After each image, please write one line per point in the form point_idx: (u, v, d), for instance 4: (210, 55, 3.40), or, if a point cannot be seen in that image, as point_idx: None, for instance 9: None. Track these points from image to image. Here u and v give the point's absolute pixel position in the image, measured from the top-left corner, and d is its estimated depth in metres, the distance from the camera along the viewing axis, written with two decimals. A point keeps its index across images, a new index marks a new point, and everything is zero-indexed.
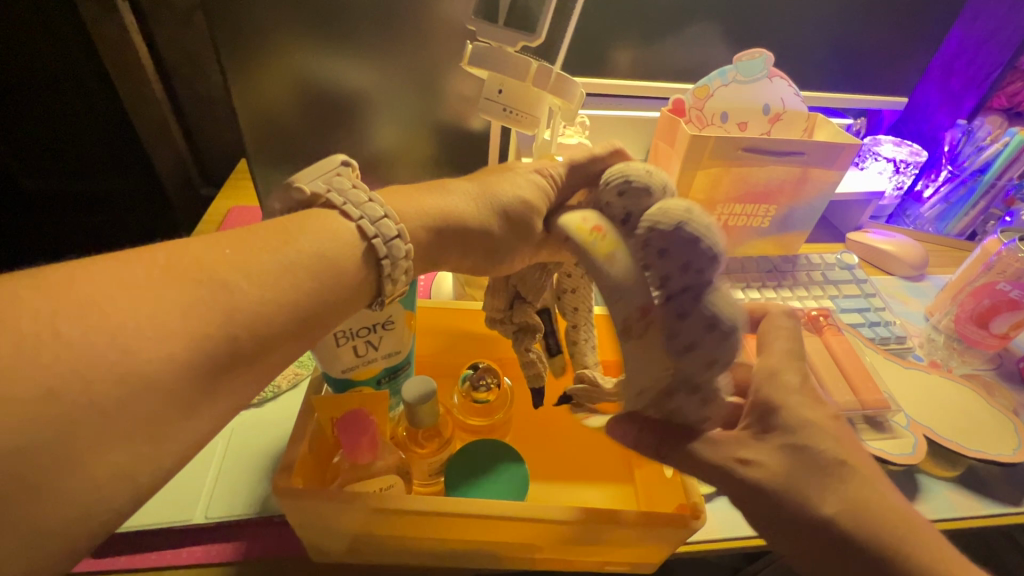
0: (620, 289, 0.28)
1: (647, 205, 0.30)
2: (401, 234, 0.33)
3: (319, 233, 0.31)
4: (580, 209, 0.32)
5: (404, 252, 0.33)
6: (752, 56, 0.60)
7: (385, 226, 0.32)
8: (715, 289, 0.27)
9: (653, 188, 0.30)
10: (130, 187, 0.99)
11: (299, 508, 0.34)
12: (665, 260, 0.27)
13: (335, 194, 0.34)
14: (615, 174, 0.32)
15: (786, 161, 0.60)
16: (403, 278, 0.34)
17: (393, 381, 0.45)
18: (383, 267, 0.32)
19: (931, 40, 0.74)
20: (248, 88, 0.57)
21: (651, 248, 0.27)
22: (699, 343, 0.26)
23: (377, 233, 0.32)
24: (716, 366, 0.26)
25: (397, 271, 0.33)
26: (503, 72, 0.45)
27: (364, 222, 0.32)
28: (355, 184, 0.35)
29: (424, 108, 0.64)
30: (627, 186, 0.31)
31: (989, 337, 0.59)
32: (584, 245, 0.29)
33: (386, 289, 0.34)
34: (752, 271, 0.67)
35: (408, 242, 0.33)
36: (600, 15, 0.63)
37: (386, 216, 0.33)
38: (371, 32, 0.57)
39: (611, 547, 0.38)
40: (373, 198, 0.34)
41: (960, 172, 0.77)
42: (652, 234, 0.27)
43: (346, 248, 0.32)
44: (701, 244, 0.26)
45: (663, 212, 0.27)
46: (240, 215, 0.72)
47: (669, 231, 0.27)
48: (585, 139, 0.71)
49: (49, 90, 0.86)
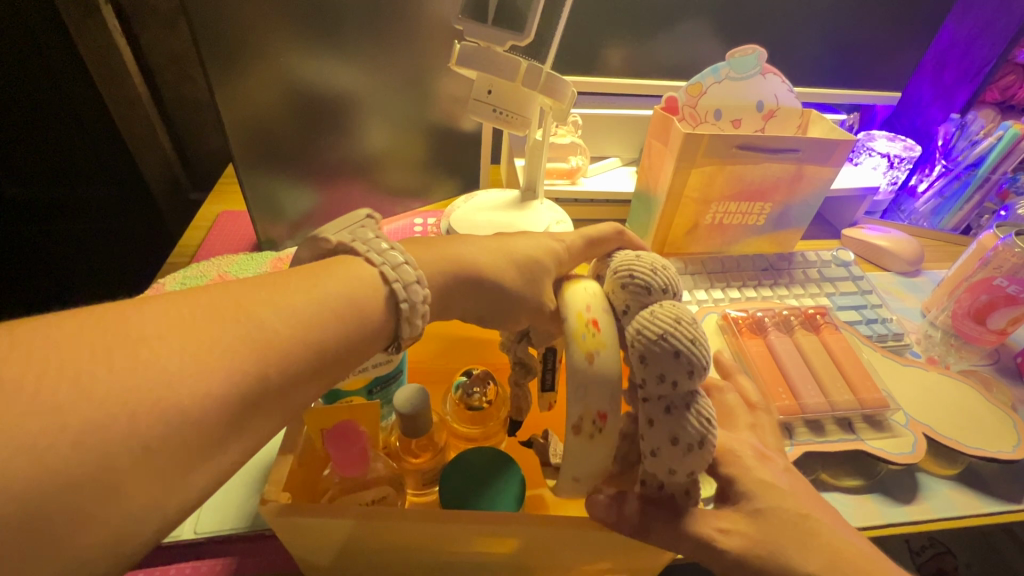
0: (588, 391, 0.29)
1: (646, 304, 0.32)
2: (421, 279, 0.31)
3: (339, 277, 0.30)
4: (582, 294, 0.33)
5: (422, 296, 0.31)
6: (745, 52, 0.59)
7: (405, 271, 0.31)
8: (688, 404, 0.30)
9: (654, 288, 0.32)
10: (115, 193, 0.96)
11: (288, 524, 0.33)
12: (644, 368, 0.30)
13: (358, 243, 0.32)
14: (623, 266, 0.33)
15: (780, 158, 0.59)
16: (421, 321, 0.32)
17: (384, 391, 0.44)
18: (402, 311, 0.30)
19: (924, 33, 0.73)
20: (235, 95, 0.53)
21: (635, 353, 0.30)
22: (662, 448, 0.30)
23: (396, 278, 0.31)
24: (676, 472, 0.30)
25: (414, 315, 0.31)
26: (493, 72, 0.44)
27: (385, 269, 0.31)
28: (377, 233, 0.33)
29: (415, 109, 0.66)
30: (630, 282, 0.32)
31: (986, 333, 0.58)
32: (573, 334, 0.30)
33: (404, 334, 0.31)
34: (748, 269, 0.66)
35: (425, 285, 0.32)
36: (591, 13, 0.62)
37: (406, 262, 0.31)
38: (358, 33, 0.57)
39: (615, 554, 0.37)
40: (394, 245, 0.32)
41: (954, 166, 0.76)
42: (637, 340, 0.30)
43: (367, 294, 0.30)
44: (679, 359, 0.29)
45: (651, 322, 0.30)
46: (230, 222, 0.71)
47: (652, 344, 0.29)
48: (577, 138, 0.71)
49: (31, 95, 0.84)
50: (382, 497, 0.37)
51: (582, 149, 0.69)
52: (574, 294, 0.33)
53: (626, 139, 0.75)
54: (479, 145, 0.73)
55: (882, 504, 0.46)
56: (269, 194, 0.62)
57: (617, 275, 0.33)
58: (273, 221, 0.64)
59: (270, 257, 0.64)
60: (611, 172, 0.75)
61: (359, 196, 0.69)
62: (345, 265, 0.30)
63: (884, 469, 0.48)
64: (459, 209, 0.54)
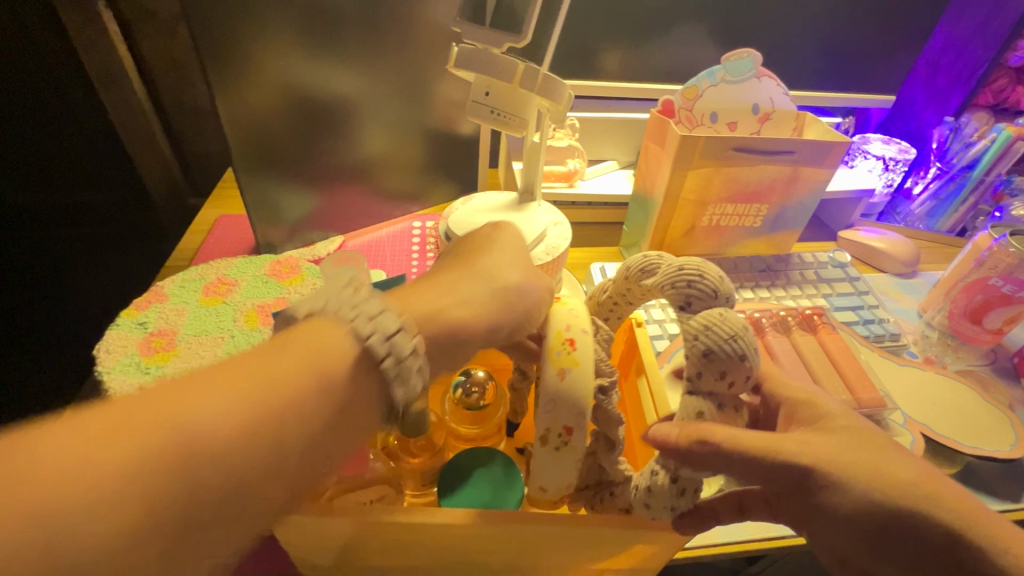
0: (556, 407, 0.32)
1: (709, 306, 0.32)
2: (405, 329, 0.27)
3: (305, 342, 0.25)
4: (565, 312, 0.35)
5: (411, 349, 0.26)
6: (740, 55, 0.59)
7: (384, 321, 0.26)
8: (734, 405, 0.32)
9: (720, 295, 0.32)
10: (110, 198, 0.96)
11: (285, 524, 0.32)
12: (706, 364, 0.30)
13: (331, 304, 0.27)
14: (691, 264, 0.33)
15: (776, 160, 0.60)
16: (418, 378, 0.27)
17: None
18: (386, 370, 0.26)
19: (917, 35, 0.74)
20: (235, 95, 0.53)
21: (698, 349, 0.30)
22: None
23: (372, 331, 0.26)
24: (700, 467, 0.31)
25: (406, 373, 0.26)
26: (490, 73, 0.44)
27: (357, 323, 0.26)
28: (355, 289, 0.28)
29: (413, 112, 0.66)
30: (699, 280, 0.32)
31: (982, 332, 0.58)
32: (549, 351, 0.33)
33: (395, 397, 0.26)
34: (746, 271, 0.66)
35: (414, 333, 0.27)
36: (588, 18, 0.63)
37: (384, 311, 0.27)
38: (354, 38, 0.57)
39: (605, 557, 0.38)
40: (378, 304, 0.27)
41: (949, 169, 0.77)
42: (704, 336, 0.30)
43: (336, 356, 0.25)
44: (743, 363, 0.29)
45: (722, 323, 0.30)
46: (227, 226, 0.71)
47: (724, 342, 0.29)
48: (574, 141, 0.71)
49: None
50: (381, 498, 0.37)
51: (579, 151, 0.70)
52: (559, 311, 0.35)
53: (623, 143, 0.76)
54: (477, 149, 0.74)
55: None
56: (268, 197, 0.62)
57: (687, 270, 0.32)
58: (271, 224, 0.65)
59: (268, 259, 0.64)
60: (608, 175, 0.75)
61: (357, 199, 0.69)
62: (315, 331, 0.26)
63: None
64: (457, 211, 0.54)
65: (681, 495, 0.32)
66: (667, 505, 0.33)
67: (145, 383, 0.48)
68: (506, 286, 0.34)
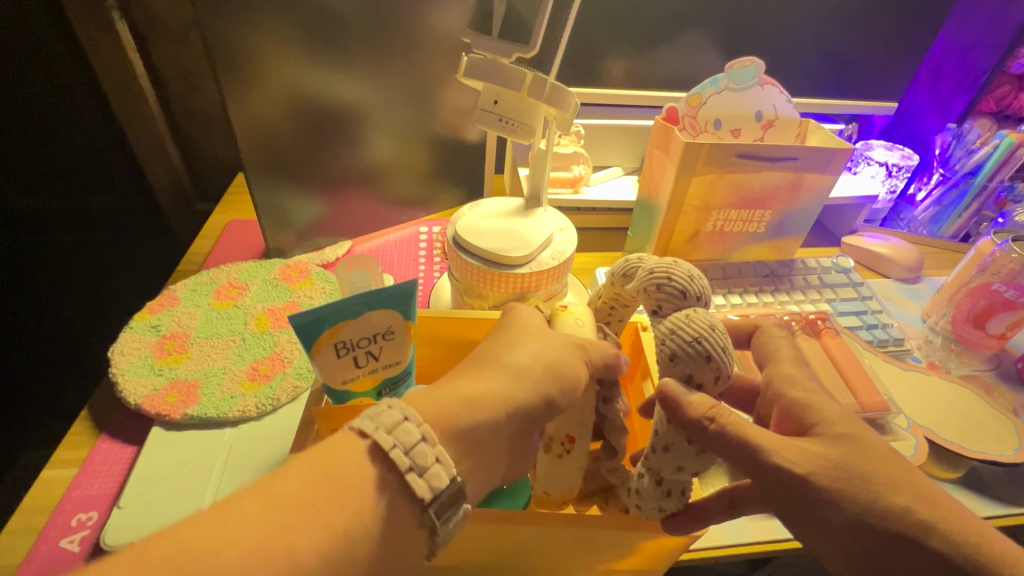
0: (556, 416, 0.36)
1: (679, 307, 0.33)
2: (408, 416, 0.28)
3: (321, 453, 0.27)
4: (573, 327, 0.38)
5: (418, 438, 0.28)
6: (744, 64, 0.60)
7: (386, 415, 0.28)
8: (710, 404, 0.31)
9: (689, 295, 0.33)
10: (123, 202, 0.98)
11: None
12: (674, 367, 0.30)
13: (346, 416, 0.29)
14: (661, 267, 0.34)
15: (780, 167, 0.60)
16: (437, 466, 0.28)
17: (393, 393, 0.42)
18: (398, 460, 0.27)
19: (920, 43, 0.75)
20: (245, 104, 0.55)
21: (665, 352, 0.31)
22: (677, 444, 0.31)
23: (377, 426, 0.28)
24: (684, 469, 0.32)
25: (422, 461, 0.27)
26: (499, 82, 0.45)
27: (362, 422, 0.28)
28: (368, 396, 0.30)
29: (422, 120, 0.67)
30: (667, 283, 0.33)
31: (986, 337, 0.59)
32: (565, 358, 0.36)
33: (416, 491, 0.27)
34: (750, 275, 0.67)
35: (420, 422, 0.28)
36: (595, 27, 0.64)
37: (387, 405, 0.29)
38: (364, 48, 0.58)
39: (610, 559, 0.39)
40: (385, 402, 0.29)
41: (952, 175, 0.78)
42: (671, 338, 0.30)
43: (351, 459, 0.27)
44: (710, 364, 0.30)
45: (687, 324, 0.30)
46: (239, 230, 0.72)
47: (687, 344, 0.30)
48: (580, 148, 0.72)
49: (40, 106, 0.85)
50: None
51: (585, 158, 0.70)
52: (566, 320, 0.39)
53: (628, 149, 0.77)
54: (484, 155, 0.75)
55: None
56: (278, 203, 0.63)
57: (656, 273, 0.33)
58: (281, 228, 0.66)
59: (278, 263, 0.65)
60: (614, 181, 0.76)
61: (365, 204, 0.71)
62: (329, 443, 0.28)
63: None
64: (463, 217, 0.54)
65: (667, 495, 0.33)
66: (655, 505, 0.34)
67: (158, 385, 0.49)
68: (524, 378, 0.33)
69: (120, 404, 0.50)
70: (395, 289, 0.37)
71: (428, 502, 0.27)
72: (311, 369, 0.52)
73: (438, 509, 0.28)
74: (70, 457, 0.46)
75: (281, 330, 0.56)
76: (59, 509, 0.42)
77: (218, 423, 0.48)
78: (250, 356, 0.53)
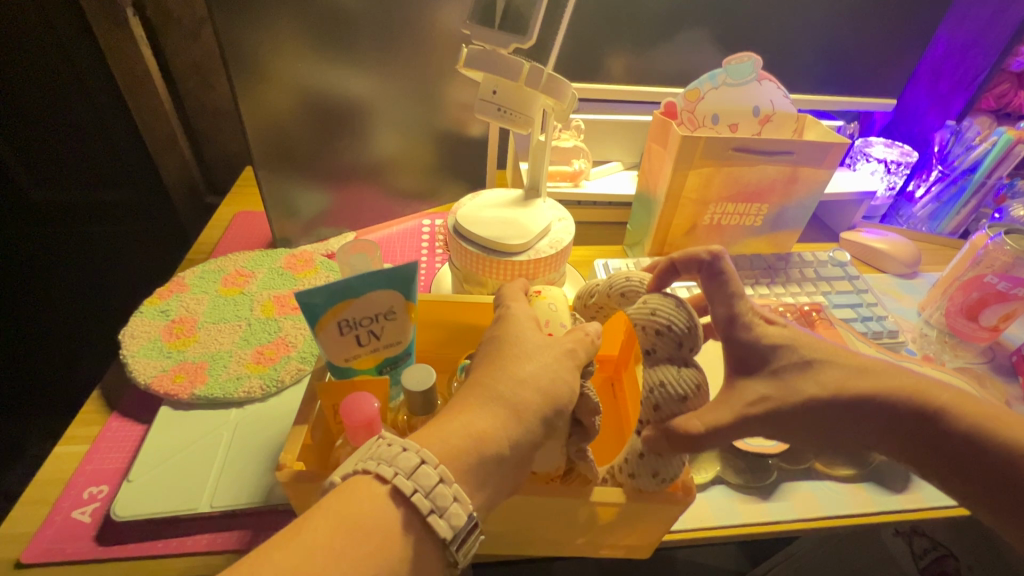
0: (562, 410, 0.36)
1: (672, 353, 0.35)
2: (425, 458, 0.28)
3: (337, 498, 0.27)
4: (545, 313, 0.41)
5: (436, 480, 0.28)
6: (741, 59, 0.62)
7: (405, 459, 0.28)
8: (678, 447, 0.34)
9: (683, 347, 0.35)
10: (136, 195, 1.00)
11: (301, 491, 0.35)
12: (655, 413, 0.34)
13: (363, 459, 0.29)
14: (664, 310, 0.36)
15: (776, 160, 0.61)
16: (456, 506, 0.28)
17: (394, 371, 0.44)
18: (419, 506, 0.27)
19: (920, 40, 0.75)
20: (253, 98, 0.56)
21: (650, 401, 0.35)
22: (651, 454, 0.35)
23: (395, 471, 0.28)
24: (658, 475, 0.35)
25: (441, 502, 0.27)
26: (498, 74, 0.47)
27: (380, 467, 0.28)
28: (384, 437, 0.30)
29: (426, 114, 0.69)
30: (664, 330, 0.35)
31: (979, 329, 0.59)
32: None
33: (438, 531, 0.27)
34: (746, 268, 0.68)
35: (437, 463, 0.28)
36: (596, 24, 0.65)
37: (404, 449, 0.28)
38: (370, 43, 0.60)
39: (601, 534, 0.40)
40: (405, 444, 0.29)
41: (950, 172, 0.78)
42: (658, 391, 0.34)
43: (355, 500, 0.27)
44: (684, 406, 0.34)
45: (676, 380, 0.34)
46: (246, 222, 0.74)
47: (670, 396, 0.34)
48: (581, 142, 0.73)
49: (56, 100, 0.88)
50: None
51: (584, 152, 0.72)
52: (541, 305, 0.42)
53: (628, 145, 0.78)
54: (486, 150, 0.76)
55: (875, 493, 0.47)
56: (284, 193, 0.65)
57: (657, 318, 0.35)
58: (287, 219, 0.67)
59: (284, 253, 0.66)
60: (613, 176, 0.78)
61: (368, 197, 0.72)
62: (346, 489, 0.27)
63: (879, 459, 0.49)
64: (465, 206, 0.55)
65: (634, 475, 0.35)
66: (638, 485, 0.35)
67: (167, 366, 0.51)
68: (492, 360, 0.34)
69: (130, 385, 0.52)
70: (394, 271, 0.38)
71: (448, 542, 0.27)
72: (314, 353, 0.54)
73: (459, 547, 0.28)
74: (82, 435, 0.47)
75: (286, 316, 0.58)
76: (72, 482, 0.43)
77: (224, 403, 0.49)
78: (256, 340, 0.55)
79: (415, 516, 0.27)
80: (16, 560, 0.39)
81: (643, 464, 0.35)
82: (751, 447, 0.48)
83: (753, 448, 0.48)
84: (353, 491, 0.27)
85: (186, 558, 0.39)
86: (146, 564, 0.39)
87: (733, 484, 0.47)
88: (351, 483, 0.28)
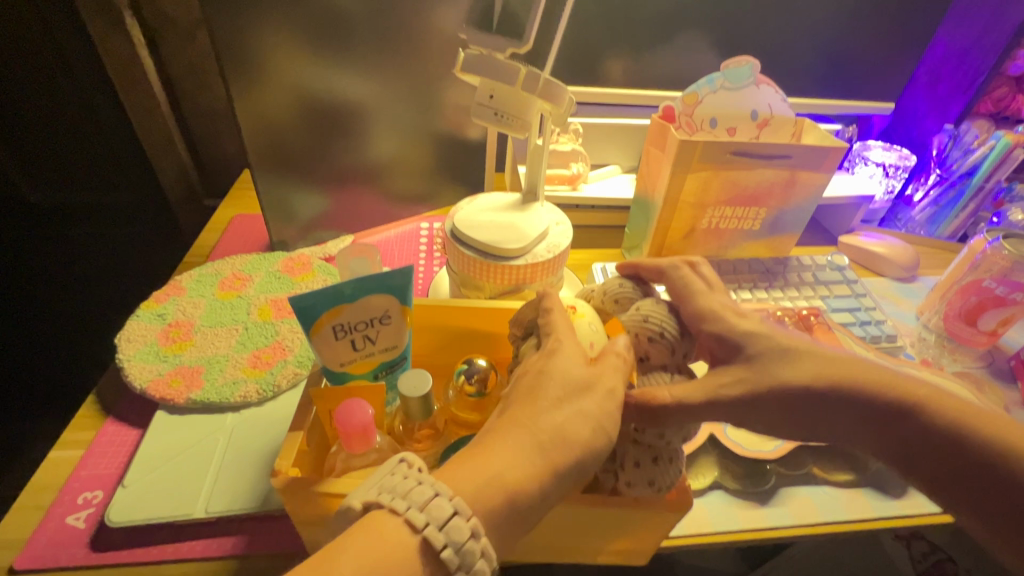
0: None
1: (665, 360, 0.37)
2: (459, 509, 0.27)
3: (358, 541, 0.26)
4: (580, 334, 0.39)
5: (467, 535, 0.27)
6: (738, 63, 0.62)
7: (438, 507, 0.27)
8: (669, 457, 0.36)
9: (676, 354, 0.37)
10: (134, 197, 1.00)
11: (295, 499, 0.34)
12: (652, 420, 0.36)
13: (391, 498, 0.28)
14: (656, 317, 0.37)
15: (774, 164, 0.61)
16: (482, 562, 0.27)
17: (390, 376, 0.43)
18: (444, 560, 0.26)
19: (917, 44, 0.75)
20: (250, 101, 0.56)
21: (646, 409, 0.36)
22: (645, 461, 0.35)
23: (426, 520, 0.27)
24: (652, 484, 0.35)
25: (469, 558, 0.27)
26: (495, 78, 0.47)
27: (410, 513, 0.27)
28: (415, 476, 0.28)
29: (424, 117, 0.69)
30: (657, 337, 0.37)
31: (977, 334, 0.59)
32: None
33: None
34: (745, 272, 0.67)
35: (469, 515, 0.27)
36: (594, 27, 0.65)
37: (437, 495, 0.27)
38: (367, 46, 0.60)
39: (601, 540, 0.39)
40: (438, 490, 0.28)
41: (949, 175, 0.78)
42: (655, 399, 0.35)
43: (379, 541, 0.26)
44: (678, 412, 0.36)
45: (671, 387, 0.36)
46: (243, 225, 0.74)
47: None
48: (578, 146, 0.73)
49: (54, 102, 0.88)
50: None
51: (582, 155, 0.72)
52: (579, 326, 0.39)
53: (626, 148, 0.78)
54: (484, 153, 0.76)
55: (872, 499, 0.47)
56: (282, 196, 0.65)
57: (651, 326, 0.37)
58: (284, 222, 0.67)
59: (281, 257, 0.66)
60: (612, 179, 0.78)
61: (366, 200, 0.72)
62: (369, 530, 0.26)
63: (877, 464, 0.49)
64: (462, 210, 0.55)
65: (631, 484, 0.35)
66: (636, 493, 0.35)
67: (163, 370, 0.51)
68: None
69: (126, 389, 0.52)
70: (388, 274, 0.38)
71: None
72: (311, 357, 0.54)
73: None
74: (77, 439, 0.47)
75: (283, 320, 0.57)
76: (66, 488, 0.43)
77: (219, 407, 0.49)
78: (252, 344, 0.54)
79: (437, 568, 0.27)
80: (9, 566, 0.38)
81: (641, 472, 0.35)
82: (748, 451, 0.48)
83: (751, 451, 0.48)
84: (377, 533, 0.26)
85: (180, 565, 0.39)
86: (140, 570, 0.39)
87: (730, 489, 0.47)
88: (374, 524, 0.27)
